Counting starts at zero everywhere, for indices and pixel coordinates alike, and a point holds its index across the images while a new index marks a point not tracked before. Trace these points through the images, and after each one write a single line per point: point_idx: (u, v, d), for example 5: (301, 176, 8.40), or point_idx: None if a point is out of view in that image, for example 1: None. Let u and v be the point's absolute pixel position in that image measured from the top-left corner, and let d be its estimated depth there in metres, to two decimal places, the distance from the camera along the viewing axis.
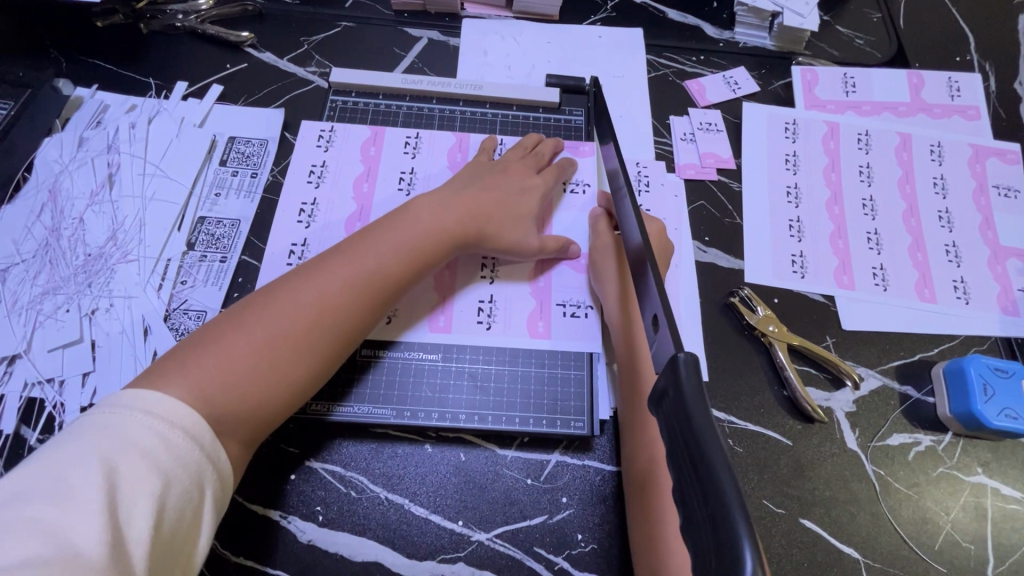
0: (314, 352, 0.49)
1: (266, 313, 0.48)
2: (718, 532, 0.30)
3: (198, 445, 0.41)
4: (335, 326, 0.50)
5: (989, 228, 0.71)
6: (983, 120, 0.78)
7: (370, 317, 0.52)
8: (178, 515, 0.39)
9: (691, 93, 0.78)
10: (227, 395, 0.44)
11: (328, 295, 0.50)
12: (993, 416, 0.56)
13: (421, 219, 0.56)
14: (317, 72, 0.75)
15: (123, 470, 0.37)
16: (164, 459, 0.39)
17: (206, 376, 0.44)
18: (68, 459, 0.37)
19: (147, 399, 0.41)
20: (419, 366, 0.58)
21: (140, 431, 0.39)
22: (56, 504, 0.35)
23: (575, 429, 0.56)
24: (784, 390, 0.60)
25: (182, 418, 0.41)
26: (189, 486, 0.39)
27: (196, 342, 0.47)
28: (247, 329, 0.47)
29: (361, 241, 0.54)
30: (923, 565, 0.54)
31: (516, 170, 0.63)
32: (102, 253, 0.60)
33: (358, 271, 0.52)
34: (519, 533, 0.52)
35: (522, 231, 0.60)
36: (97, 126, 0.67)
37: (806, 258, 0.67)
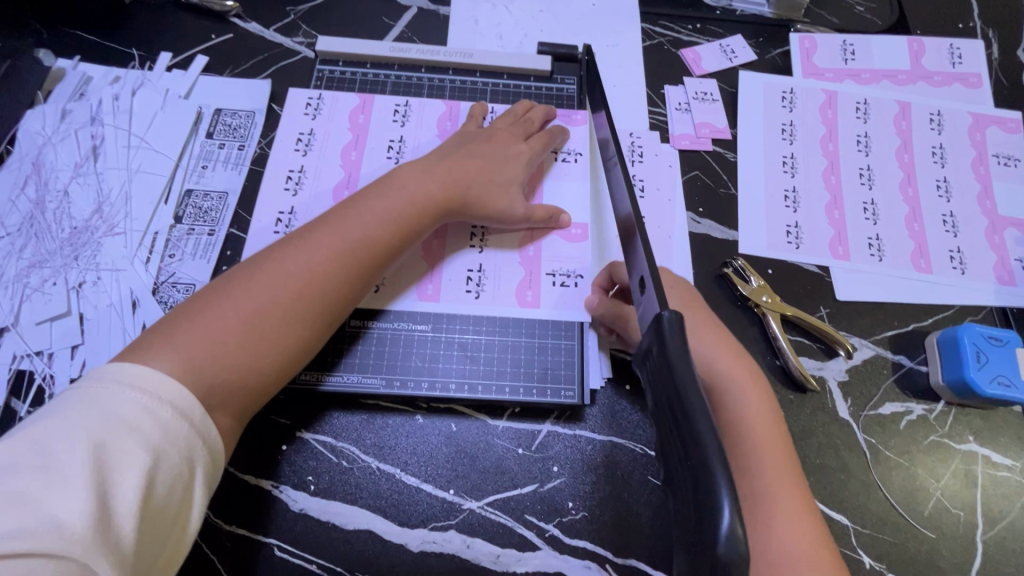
0: (303, 323, 0.48)
1: (253, 284, 0.48)
2: (701, 489, 0.31)
3: (187, 420, 0.41)
4: (324, 296, 0.50)
5: (987, 197, 0.70)
6: (984, 88, 0.76)
7: (359, 288, 0.52)
8: (168, 491, 0.38)
9: (687, 62, 0.76)
10: (217, 366, 0.44)
11: (315, 266, 0.50)
12: (985, 383, 0.56)
13: (408, 187, 0.56)
14: (304, 42, 0.73)
15: (111, 445, 0.37)
16: (153, 434, 0.38)
17: (193, 349, 0.44)
18: (52, 434, 0.37)
19: (134, 374, 0.41)
20: (409, 337, 0.58)
21: (128, 406, 0.39)
22: (40, 477, 0.34)
23: (566, 398, 0.56)
24: (776, 359, 0.60)
25: (169, 393, 0.41)
26: (179, 461, 0.39)
27: (182, 314, 0.46)
28: (234, 301, 0.47)
29: (346, 210, 0.53)
30: (912, 531, 0.54)
31: (503, 138, 0.62)
32: (87, 226, 0.60)
33: (346, 240, 0.51)
34: (510, 502, 0.53)
35: (509, 200, 0.60)
36: (80, 98, 0.66)
37: (801, 228, 0.67)
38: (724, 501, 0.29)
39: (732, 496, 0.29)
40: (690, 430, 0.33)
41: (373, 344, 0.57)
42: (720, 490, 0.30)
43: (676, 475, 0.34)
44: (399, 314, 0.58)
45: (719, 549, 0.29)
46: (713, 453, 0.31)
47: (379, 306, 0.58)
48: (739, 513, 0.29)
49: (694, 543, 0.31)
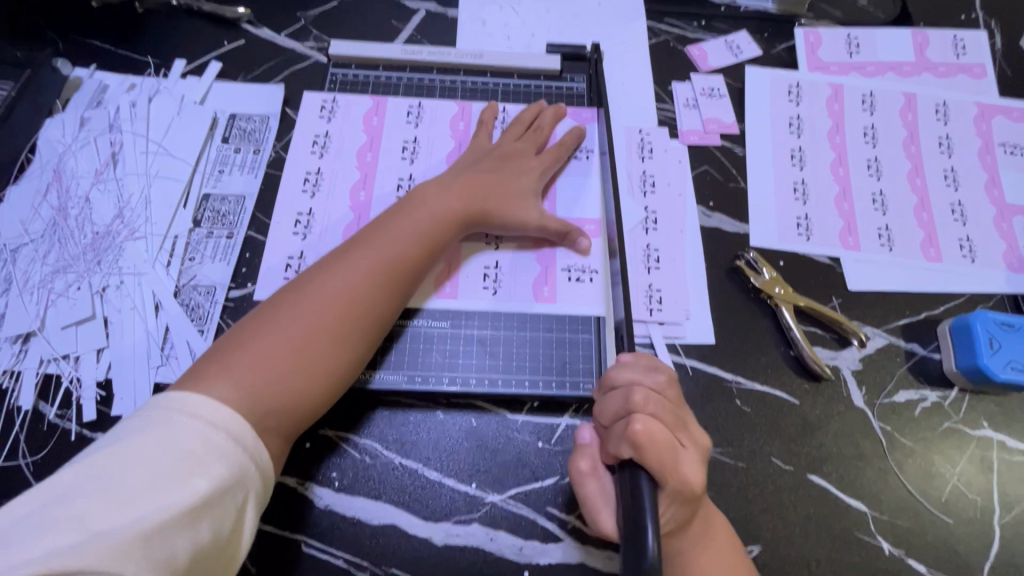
0: (346, 343, 0.50)
1: (297, 309, 0.49)
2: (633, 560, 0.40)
3: (241, 445, 0.42)
4: (363, 315, 0.51)
5: (994, 186, 0.71)
6: (988, 78, 0.77)
7: (395, 305, 0.53)
8: (220, 514, 0.39)
9: (693, 58, 0.77)
10: (269, 391, 0.46)
11: (352, 287, 0.51)
12: (999, 369, 0.57)
13: (431, 204, 0.57)
14: (315, 46, 0.74)
15: (169, 469, 0.38)
16: (208, 460, 0.39)
17: (247, 376, 0.45)
18: (116, 457, 0.38)
19: (189, 401, 0.42)
20: (429, 334, 0.58)
21: (185, 432, 0.40)
22: (102, 499, 0.36)
23: (585, 391, 0.57)
24: (791, 350, 0.61)
25: (224, 419, 0.42)
26: (232, 487, 0.40)
27: (230, 343, 0.48)
28: (280, 328, 0.48)
29: (377, 230, 0.55)
30: (930, 516, 0.55)
31: (516, 151, 0.63)
32: (109, 231, 0.60)
33: (381, 260, 0.53)
34: (531, 494, 0.54)
35: (522, 207, 0.60)
36: (97, 106, 0.67)
37: (811, 220, 0.67)
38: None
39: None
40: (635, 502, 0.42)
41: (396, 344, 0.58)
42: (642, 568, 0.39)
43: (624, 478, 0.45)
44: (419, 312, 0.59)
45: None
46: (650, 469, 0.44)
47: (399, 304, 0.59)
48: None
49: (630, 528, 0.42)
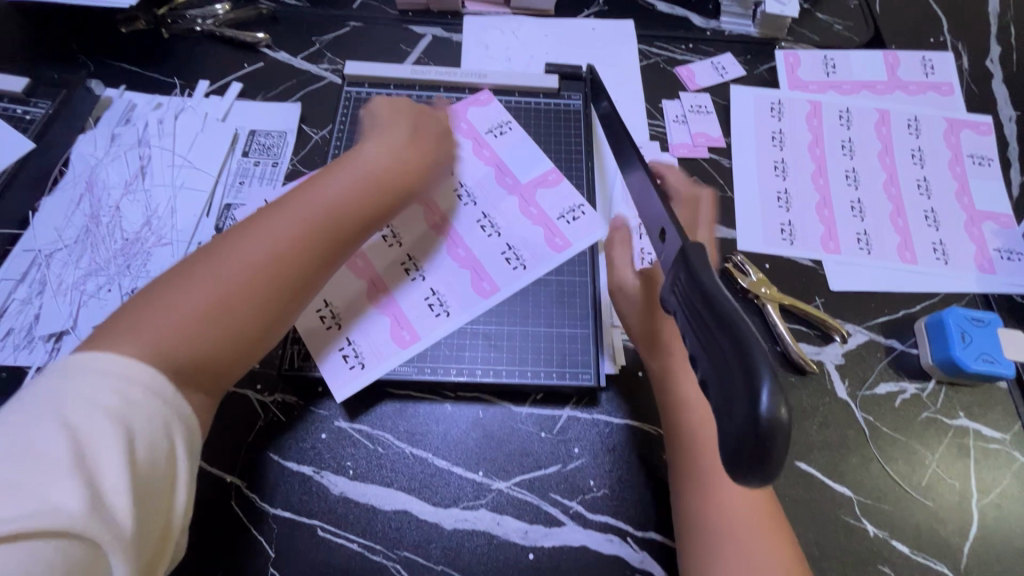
0: (265, 303, 0.49)
1: (215, 269, 0.49)
2: (732, 363, 0.30)
3: (159, 400, 0.43)
4: (286, 277, 0.50)
5: (964, 194, 0.76)
6: (956, 95, 0.83)
7: (322, 268, 0.53)
8: (150, 464, 0.41)
9: (682, 79, 0.83)
10: (182, 351, 0.45)
11: (275, 248, 0.50)
12: (970, 360, 0.61)
13: (367, 168, 0.57)
14: (329, 68, 0.79)
15: (88, 431, 0.39)
16: (125, 415, 0.41)
17: (159, 335, 0.45)
18: (34, 426, 0.39)
19: (100, 361, 0.42)
20: (449, 315, 0.62)
21: (101, 393, 0.41)
22: (28, 468, 0.37)
23: (584, 381, 0.60)
24: (777, 346, 0.65)
25: (136, 375, 0.42)
26: (156, 440, 0.42)
27: (144, 301, 0.47)
28: (194, 289, 0.47)
29: (308, 191, 0.54)
30: (911, 500, 0.58)
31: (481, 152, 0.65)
32: (138, 237, 0.64)
33: (306, 223, 0.52)
34: (535, 481, 0.57)
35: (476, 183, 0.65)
36: (127, 123, 0.72)
37: (794, 226, 0.72)
38: (762, 368, 0.29)
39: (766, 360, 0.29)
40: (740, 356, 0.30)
41: (414, 319, 0.61)
42: (755, 356, 0.30)
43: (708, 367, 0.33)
44: (429, 285, 0.63)
45: (761, 413, 0.28)
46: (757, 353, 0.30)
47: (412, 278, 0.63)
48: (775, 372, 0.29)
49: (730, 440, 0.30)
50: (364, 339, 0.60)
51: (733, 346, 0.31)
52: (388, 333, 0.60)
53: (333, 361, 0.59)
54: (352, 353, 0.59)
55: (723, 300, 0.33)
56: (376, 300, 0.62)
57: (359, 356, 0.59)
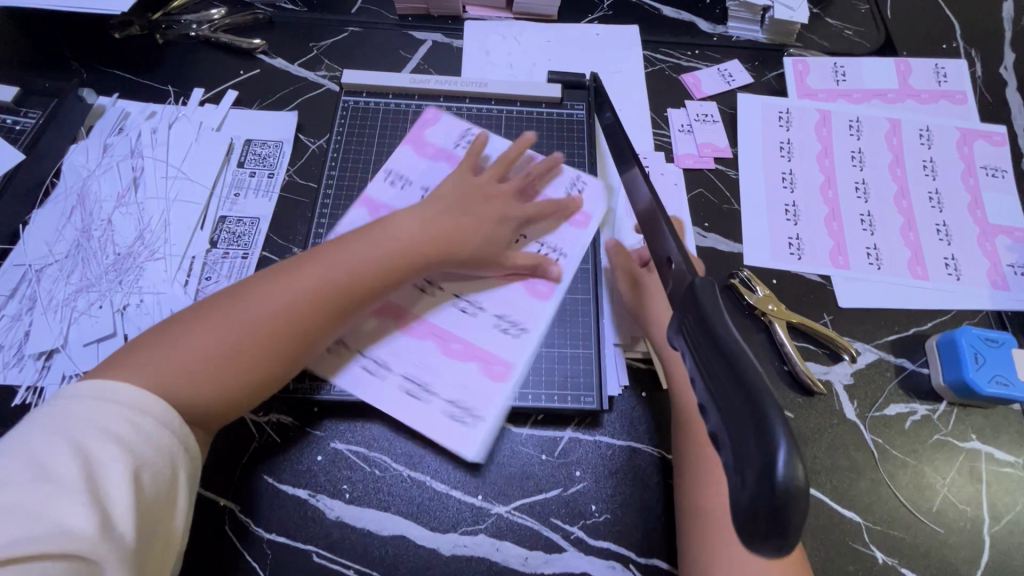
0: (270, 355, 0.50)
1: (231, 312, 0.50)
2: (742, 413, 0.29)
3: (167, 430, 0.45)
4: (295, 333, 0.51)
5: (977, 208, 0.74)
6: (970, 104, 0.81)
7: (331, 327, 0.53)
8: (155, 491, 0.43)
9: (688, 86, 0.81)
10: (181, 389, 0.46)
11: (285, 308, 0.51)
12: (984, 382, 0.59)
13: (392, 235, 0.56)
14: (327, 75, 0.78)
15: (97, 455, 0.41)
16: (135, 444, 0.43)
17: (162, 370, 0.46)
18: (45, 447, 0.41)
19: (114, 390, 0.44)
20: (522, 335, 0.59)
21: (111, 418, 0.43)
22: (40, 489, 0.39)
23: (586, 404, 0.58)
24: (784, 364, 0.63)
25: (147, 406, 0.44)
26: (161, 466, 0.44)
27: (159, 334, 0.49)
28: (205, 330, 0.49)
29: (330, 253, 0.54)
30: (921, 526, 0.57)
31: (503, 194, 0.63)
32: (130, 252, 0.63)
33: (325, 281, 0.52)
34: (535, 506, 0.55)
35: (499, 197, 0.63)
36: (120, 132, 0.70)
37: (802, 240, 0.70)
38: (775, 419, 0.28)
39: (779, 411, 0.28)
40: (752, 408, 0.29)
41: (497, 350, 0.58)
42: (766, 405, 0.28)
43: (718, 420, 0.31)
44: (489, 313, 0.60)
45: (775, 473, 0.27)
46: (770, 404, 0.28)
47: (461, 312, 0.60)
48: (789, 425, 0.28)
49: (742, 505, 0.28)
50: (427, 385, 0.56)
51: (745, 396, 0.29)
52: (480, 372, 0.57)
53: (449, 423, 0.55)
54: (426, 405, 0.56)
55: (735, 344, 0.32)
56: (422, 339, 0.59)
57: (471, 410, 0.55)
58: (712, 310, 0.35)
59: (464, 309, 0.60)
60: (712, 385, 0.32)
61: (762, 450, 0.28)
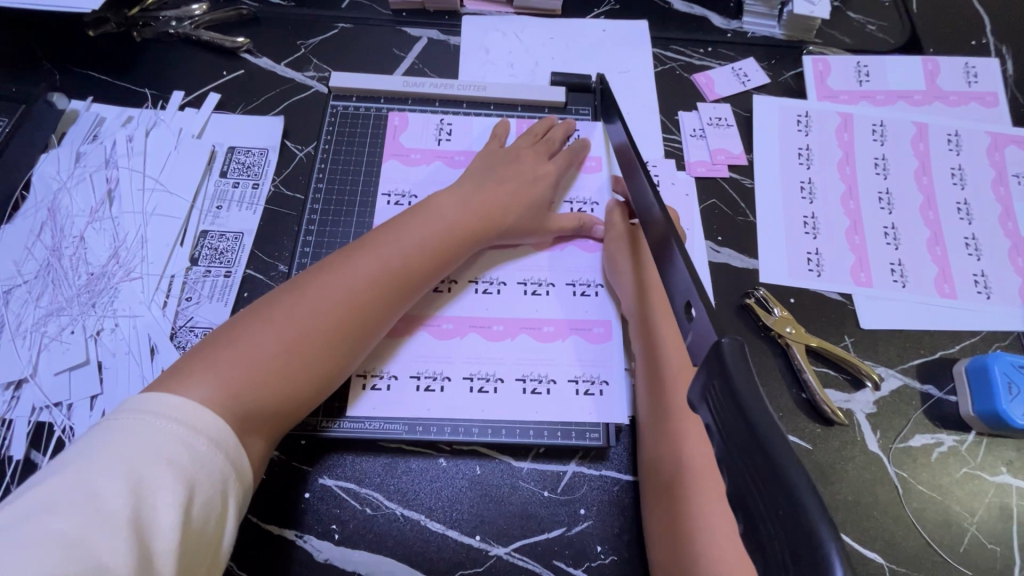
0: (338, 345, 0.50)
1: (293, 308, 0.50)
2: (784, 519, 0.26)
3: (222, 450, 0.42)
4: (360, 319, 0.51)
5: (1009, 219, 0.69)
6: (1001, 107, 0.76)
7: (392, 312, 0.54)
8: (202, 521, 0.40)
9: (700, 87, 0.76)
10: (254, 392, 0.46)
11: (349, 293, 0.51)
12: (1018, 415, 0.55)
13: (440, 217, 0.57)
14: (316, 76, 0.73)
15: (148, 480, 0.39)
16: (186, 467, 0.40)
17: (232, 375, 0.46)
18: (93, 470, 0.38)
19: (172, 405, 0.43)
20: (601, 292, 0.61)
21: (164, 438, 0.41)
22: (82, 518, 0.36)
23: (591, 441, 0.55)
24: (803, 392, 0.59)
25: (204, 423, 0.43)
26: (213, 493, 0.41)
27: (222, 338, 0.48)
28: (269, 329, 0.48)
29: (381, 238, 0.55)
30: (948, 568, 0.53)
31: (528, 159, 0.64)
32: (105, 271, 0.59)
33: (383, 267, 0.53)
34: (537, 547, 0.52)
35: (529, 176, 0.63)
36: (94, 140, 0.66)
37: (822, 256, 0.66)
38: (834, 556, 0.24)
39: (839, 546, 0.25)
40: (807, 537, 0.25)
41: (589, 315, 0.60)
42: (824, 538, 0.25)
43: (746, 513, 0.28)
44: (560, 286, 0.61)
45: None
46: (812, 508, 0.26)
47: (533, 295, 0.61)
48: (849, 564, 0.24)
49: None
50: (531, 367, 0.58)
51: (788, 501, 0.26)
52: (582, 342, 0.59)
53: (578, 401, 0.56)
54: (542, 389, 0.57)
55: (782, 448, 0.28)
56: (507, 331, 0.59)
57: (599, 380, 0.57)
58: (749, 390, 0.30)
59: (535, 291, 0.61)
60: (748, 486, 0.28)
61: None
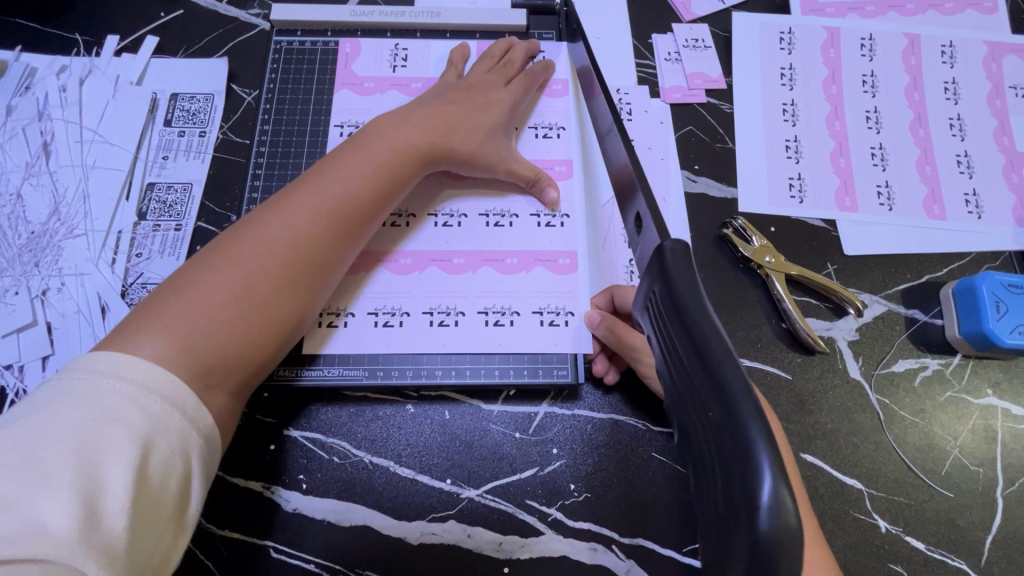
0: (294, 287, 0.47)
1: (237, 254, 0.45)
2: (719, 421, 0.27)
3: (180, 410, 0.38)
4: (312, 257, 0.48)
5: (1004, 133, 0.65)
6: (1000, 13, 0.70)
7: (345, 249, 0.50)
8: (161, 484, 0.36)
9: (676, 6, 0.70)
10: (211, 344, 0.42)
11: (298, 229, 0.47)
12: (1005, 334, 0.53)
13: (388, 142, 0.53)
14: (260, 13, 0.67)
15: (95, 441, 0.34)
16: (138, 426, 0.36)
17: (184, 329, 0.41)
18: (33, 431, 0.34)
19: (119, 363, 0.38)
20: (567, 222, 0.58)
21: (113, 398, 0.36)
22: (18, 479, 0.32)
23: (560, 378, 0.53)
24: (782, 322, 0.57)
25: (158, 382, 0.38)
26: (173, 454, 0.37)
27: (164, 297, 0.43)
28: (217, 279, 0.44)
29: (325, 169, 0.51)
30: (929, 491, 0.52)
31: (481, 85, 0.60)
32: (46, 229, 0.56)
33: (329, 199, 0.49)
34: (510, 487, 0.51)
35: (488, 103, 0.59)
36: (25, 91, 0.62)
37: (805, 180, 0.62)
38: (763, 463, 0.24)
39: (771, 452, 0.25)
40: (736, 432, 0.26)
41: (553, 246, 0.57)
42: (755, 443, 0.25)
43: (691, 427, 0.30)
44: (525, 218, 0.58)
45: (759, 525, 0.24)
46: (739, 398, 0.26)
47: (496, 227, 0.58)
48: (779, 462, 0.25)
49: (719, 501, 0.27)
50: (493, 299, 0.56)
51: (718, 399, 0.27)
52: (548, 274, 0.56)
53: (542, 333, 0.55)
54: (506, 321, 0.55)
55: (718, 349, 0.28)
56: (467, 264, 0.57)
57: (564, 311, 0.55)
58: (696, 316, 0.30)
59: (497, 222, 0.58)
60: (693, 414, 0.29)
61: (748, 497, 0.25)
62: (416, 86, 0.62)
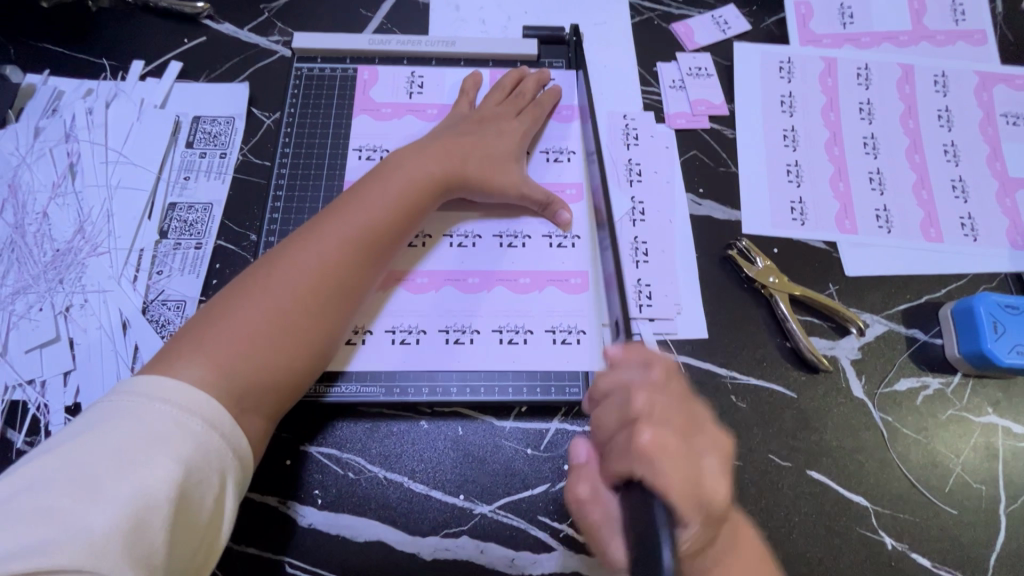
0: (324, 312, 0.48)
1: (271, 283, 0.47)
2: None
3: (218, 431, 0.39)
4: (341, 284, 0.49)
5: (996, 159, 0.67)
6: (989, 45, 0.73)
7: (371, 275, 0.52)
8: (199, 501, 0.37)
9: (679, 36, 0.73)
10: (247, 370, 0.43)
11: (328, 257, 0.49)
12: (1004, 353, 0.55)
13: (411, 172, 0.55)
14: (280, 40, 0.70)
15: (140, 458, 0.36)
16: (180, 444, 0.37)
17: (222, 356, 0.43)
18: (83, 448, 0.36)
19: (162, 386, 0.39)
20: (577, 244, 0.60)
21: (156, 418, 0.38)
22: (71, 493, 0.33)
23: (571, 395, 0.54)
24: (787, 341, 0.58)
25: (198, 404, 0.39)
26: (211, 473, 0.38)
27: (202, 325, 0.45)
28: (253, 307, 0.46)
29: (351, 198, 0.53)
30: (934, 508, 0.53)
31: (494, 114, 0.62)
32: (70, 247, 0.58)
33: (356, 228, 0.51)
34: (522, 503, 0.52)
35: (500, 131, 0.61)
36: (52, 114, 0.64)
37: (806, 204, 0.65)
38: None
39: None
40: None
41: (565, 266, 0.59)
42: None
43: None
44: (537, 238, 0.60)
45: None
46: None
47: (509, 247, 0.60)
48: None
49: None
50: (507, 317, 0.57)
51: None
52: (559, 293, 0.58)
53: (554, 351, 0.56)
54: (519, 339, 0.56)
55: None
56: (481, 284, 0.58)
57: (576, 330, 0.57)
58: None
59: (510, 243, 0.60)
60: None
61: None
62: (431, 112, 0.65)
